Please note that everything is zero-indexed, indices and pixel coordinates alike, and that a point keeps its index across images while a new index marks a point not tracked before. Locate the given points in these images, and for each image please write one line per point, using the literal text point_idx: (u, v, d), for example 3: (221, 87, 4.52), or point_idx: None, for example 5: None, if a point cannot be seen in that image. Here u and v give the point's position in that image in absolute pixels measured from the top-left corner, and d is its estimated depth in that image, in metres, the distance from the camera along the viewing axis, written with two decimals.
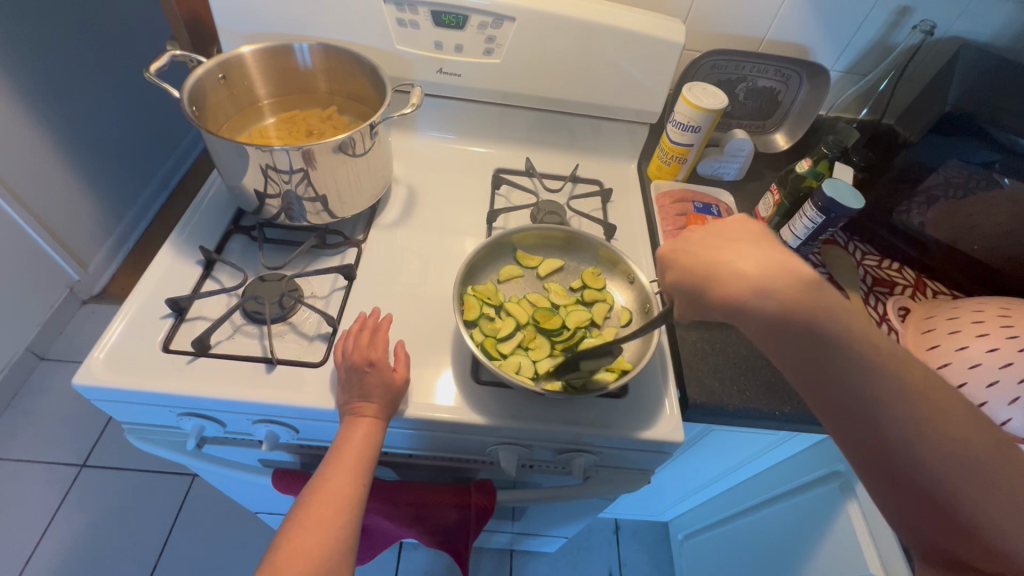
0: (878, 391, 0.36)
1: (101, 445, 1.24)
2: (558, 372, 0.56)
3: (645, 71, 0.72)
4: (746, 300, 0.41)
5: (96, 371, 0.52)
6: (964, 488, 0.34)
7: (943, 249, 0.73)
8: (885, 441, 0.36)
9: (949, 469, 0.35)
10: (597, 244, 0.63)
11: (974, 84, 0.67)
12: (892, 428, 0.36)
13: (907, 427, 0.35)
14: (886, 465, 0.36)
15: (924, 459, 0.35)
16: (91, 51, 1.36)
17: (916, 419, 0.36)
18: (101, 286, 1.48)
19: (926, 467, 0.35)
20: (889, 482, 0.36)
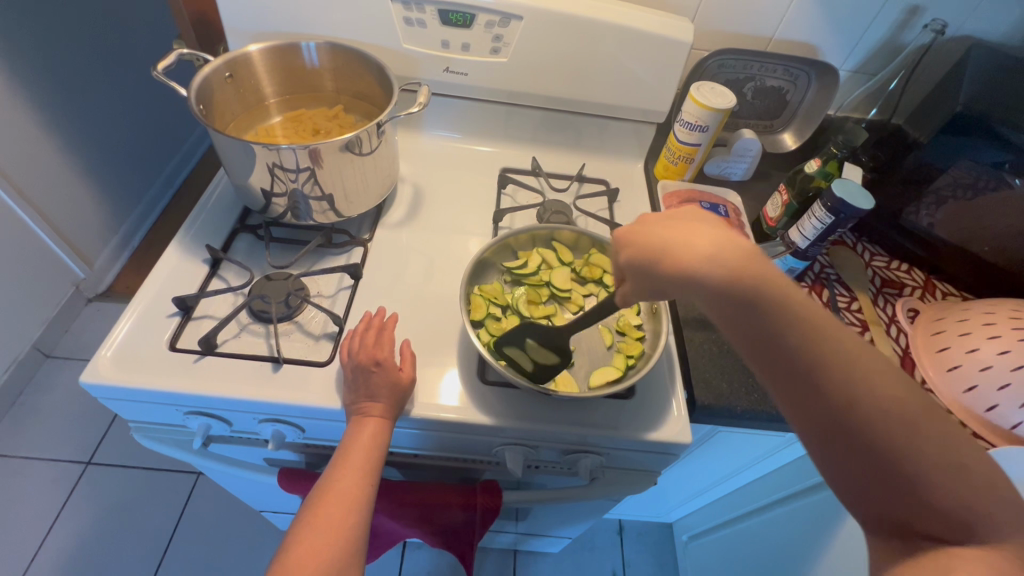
0: (818, 356, 0.34)
1: (106, 443, 1.24)
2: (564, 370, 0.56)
3: (653, 71, 0.72)
4: (693, 270, 0.38)
5: (103, 369, 0.52)
6: (909, 450, 0.32)
7: (952, 250, 0.73)
8: (832, 403, 0.33)
9: (889, 431, 0.32)
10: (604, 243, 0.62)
11: (986, 84, 0.67)
12: (827, 391, 0.34)
13: (847, 388, 0.33)
14: (829, 431, 0.34)
15: (868, 420, 0.32)
16: (97, 50, 1.36)
17: (850, 386, 0.33)
18: (107, 284, 1.48)
19: (870, 426, 0.32)
20: (835, 450, 0.34)
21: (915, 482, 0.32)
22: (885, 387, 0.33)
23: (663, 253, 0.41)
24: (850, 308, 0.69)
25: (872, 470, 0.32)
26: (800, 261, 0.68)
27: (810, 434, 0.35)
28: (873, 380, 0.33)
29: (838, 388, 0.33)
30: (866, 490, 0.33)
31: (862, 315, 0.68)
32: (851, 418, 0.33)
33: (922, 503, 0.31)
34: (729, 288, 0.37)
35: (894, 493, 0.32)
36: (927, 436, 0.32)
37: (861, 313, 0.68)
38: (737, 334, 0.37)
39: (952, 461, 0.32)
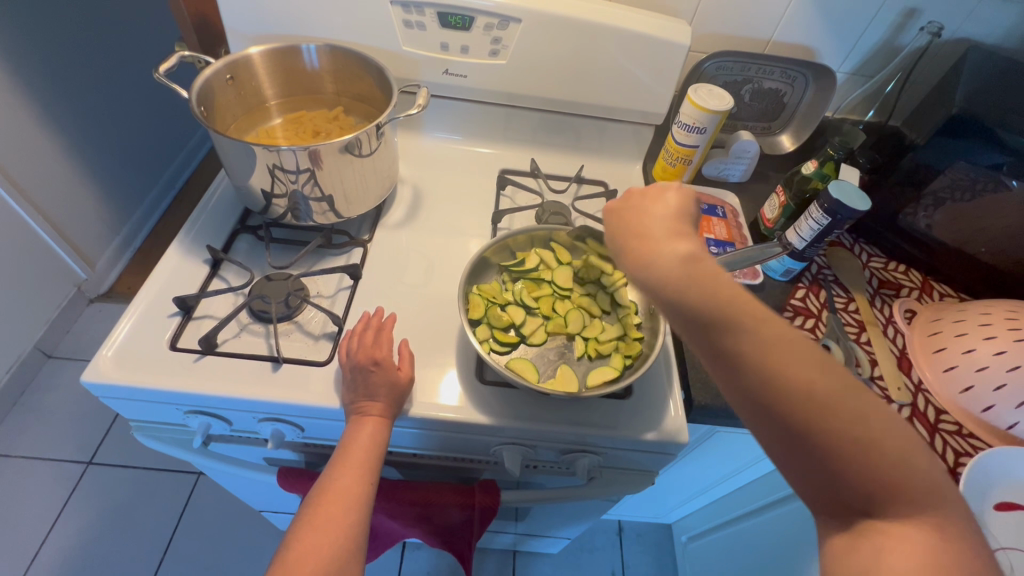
0: (736, 336, 0.32)
1: (107, 443, 1.24)
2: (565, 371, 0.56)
3: (651, 72, 0.72)
4: (642, 271, 0.38)
5: (104, 369, 0.52)
6: (830, 430, 0.30)
7: (949, 251, 0.73)
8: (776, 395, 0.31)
9: (810, 410, 0.30)
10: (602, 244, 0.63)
11: (983, 86, 0.67)
12: (751, 368, 0.32)
13: (765, 366, 0.31)
14: (753, 408, 0.32)
15: (790, 397, 0.31)
16: (99, 52, 1.37)
17: (769, 364, 0.31)
18: (108, 285, 1.49)
19: (791, 405, 0.31)
20: (763, 426, 0.32)
21: (836, 462, 0.30)
22: (808, 366, 0.31)
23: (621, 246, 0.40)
24: (847, 309, 0.69)
25: (791, 447, 0.31)
26: (798, 262, 0.69)
27: (764, 437, 0.32)
28: (791, 359, 0.31)
29: (757, 366, 0.32)
30: (792, 465, 0.32)
31: (859, 315, 0.68)
32: (775, 396, 0.31)
33: (844, 482, 0.30)
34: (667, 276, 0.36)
35: (820, 471, 0.30)
36: (848, 417, 0.30)
37: (857, 314, 0.69)
38: (675, 323, 0.35)
39: (873, 446, 0.30)
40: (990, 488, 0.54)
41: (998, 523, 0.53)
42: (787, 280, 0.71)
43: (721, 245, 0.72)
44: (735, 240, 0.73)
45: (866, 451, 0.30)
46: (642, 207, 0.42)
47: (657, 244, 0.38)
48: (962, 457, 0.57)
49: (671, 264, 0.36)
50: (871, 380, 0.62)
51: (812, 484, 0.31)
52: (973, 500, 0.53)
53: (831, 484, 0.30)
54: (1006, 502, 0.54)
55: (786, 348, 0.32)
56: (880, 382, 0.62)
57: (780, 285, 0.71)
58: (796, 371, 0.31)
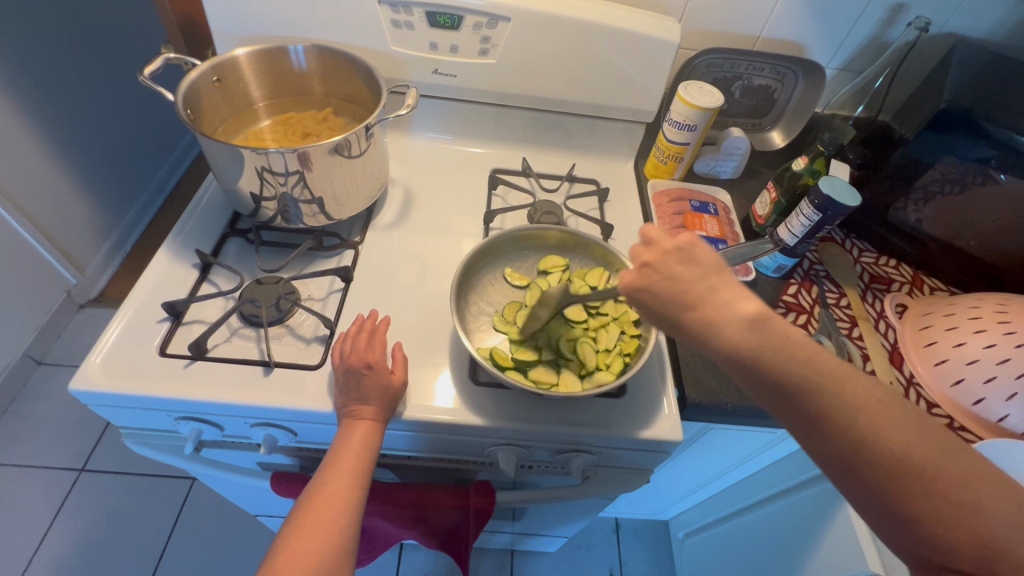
0: (830, 406, 0.34)
1: (100, 450, 1.23)
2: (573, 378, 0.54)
3: (641, 70, 0.72)
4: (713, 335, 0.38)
5: (93, 376, 0.51)
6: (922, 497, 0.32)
7: (939, 246, 0.74)
8: (876, 466, 0.33)
9: (901, 478, 0.32)
10: (594, 244, 0.62)
11: (970, 81, 0.67)
12: (842, 434, 0.34)
13: (856, 434, 0.33)
14: (842, 476, 0.34)
15: (883, 466, 0.33)
16: (86, 55, 1.35)
17: (861, 432, 0.33)
18: (98, 289, 1.47)
19: (883, 472, 0.33)
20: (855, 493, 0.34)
21: (925, 526, 0.32)
22: (895, 433, 0.33)
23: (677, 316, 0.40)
24: (839, 304, 0.69)
25: (883, 511, 0.33)
26: (790, 258, 0.69)
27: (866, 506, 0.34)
28: (885, 425, 0.33)
29: (851, 434, 0.34)
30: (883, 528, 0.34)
31: (851, 310, 0.69)
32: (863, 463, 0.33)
33: (939, 544, 0.32)
34: (743, 352, 0.37)
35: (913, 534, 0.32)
36: (940, 479, 0.32)
37: (850, 309, 0.69)
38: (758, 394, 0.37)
39: (959, 506, 0.31)
40: None
41: None
42: (779, 276, 0.71)
43: (713, 242, 0.72)
44: (727, 238, 0.73)
45: (956, 511, 0.31)
46: (678, 275, 0.41)
47: (716, 307, 0.39)
48: None
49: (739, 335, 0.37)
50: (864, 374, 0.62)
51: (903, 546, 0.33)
52: None
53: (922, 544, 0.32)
54: None
55: (879, 415, 0.34)
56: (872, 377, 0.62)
57: (772, 281, 0.71)
58: (887, 438, 0.33)
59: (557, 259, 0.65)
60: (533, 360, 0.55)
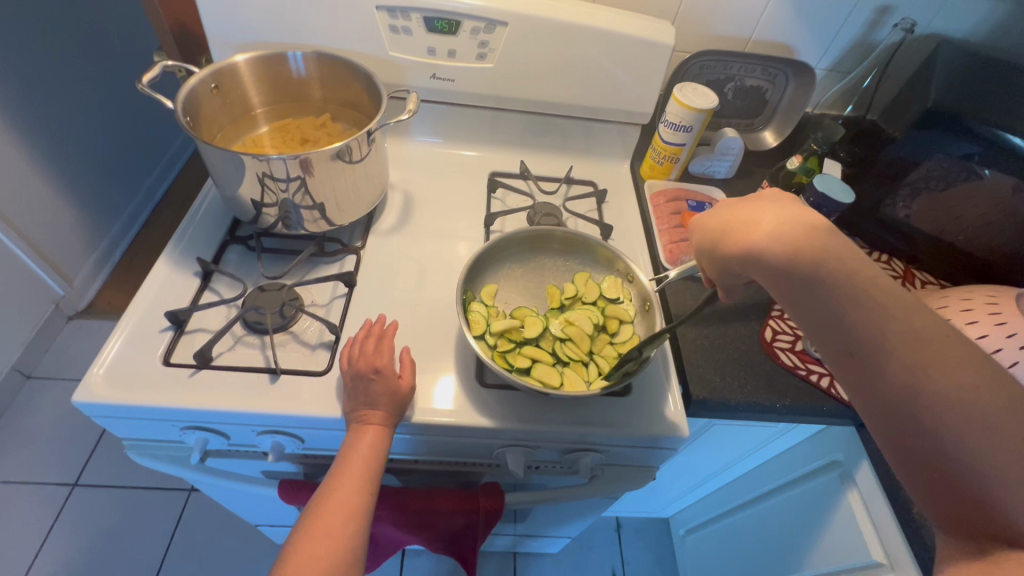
0: (870, 332, 0.36)
1: (92, 464, 1.21)
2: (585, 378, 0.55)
3: (636, 73, 0.73)
4: (760, 250, 0.41)
5: (96, 388, 0.51)
6: (965, 451, 0.32)
7: (928, 240, 0.75)
8: (925, 419, 0.34)
9: (950, 429, 0.33)
10: (594, 245, 0.64)
11: (955, 80, 0.69)
12: (889, 377, 0.35)
13: (905, 375, 0.34)
14: (885, 417, 0.36)
15: (929, 414, 0.33)
16: (73, 63, 1.34)
17: (919, 374, 0.34)
18: (87, 301, 1.45)
19: (934, 416, 0.33)
20: (888, 433, 0.36)
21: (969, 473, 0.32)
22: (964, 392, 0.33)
23: (727, 239, 0.44)
24: None
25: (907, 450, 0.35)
26: None
27: (901, 453, 0.35)
28: (938, 373, 0.34)
29: (899, 378, 0.35)
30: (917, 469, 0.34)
31: None
32: (912, 411, 0.34)
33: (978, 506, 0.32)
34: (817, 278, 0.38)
35: (947, 485, 0.33)
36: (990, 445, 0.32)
37: None
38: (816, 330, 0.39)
39: (1020, 470, 0.31)
40: None
41: None
42: None
43: None
44: None
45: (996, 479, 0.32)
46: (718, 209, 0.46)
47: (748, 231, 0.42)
48: None
49: (798, 236, 0.39)
50: None
51: (933, 496, 0.34)
52: None
53: (955, 498, 0.33)
54: None
55: (944, 366, 0.34)
56: None
57: None
58: (946, 386, 0.33)
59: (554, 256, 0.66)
60: (542, 362, 0.56)
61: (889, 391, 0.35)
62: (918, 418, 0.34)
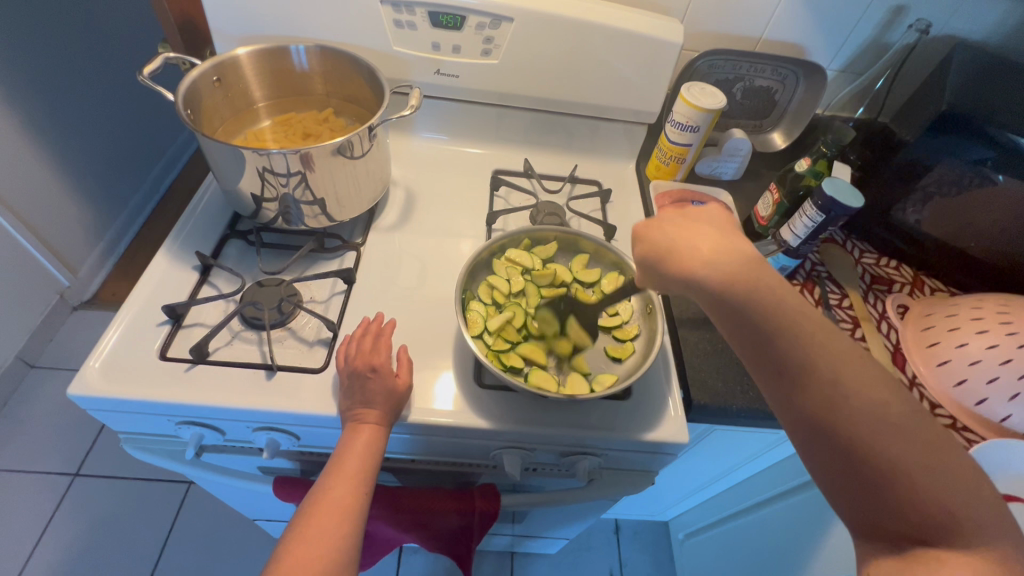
0: (793, 350, 0.37)
1: (94, 454, 1.22)
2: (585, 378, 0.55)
3: (643, 71, 0.72)
4: (700, 272, 0.42)
5: (92, 381, 0.51)
6: (881, 460, 0.34)
7: (939, 246, 0.74)
8: (847, 428, 0.35)
9: (872, 435, 0.34)
10: (585, 240, 0.63)
11: (970, 84, 0.68)
12: (811, 391, 0.36)
13: (826, 385, 0.36)
14: (809, 429, 0.36)
15: (847, 424, 0.35)
16: (79, 54, 1.34)
17: (838, 385, 0.36)
18: (92, 292, 1.45)
19: (857, 425, 0.35)
20: (808, 445, 0.37)
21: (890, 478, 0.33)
22: (877, 400, 0.35)
23: (669, 258, 0.45)
24: (842, 305, 0.69)
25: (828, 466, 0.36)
26: (793, 259, 0.69)
27: (824, 463, 0.36)
28: (852, 384, 0.36)
29: (820, 391, 0.36)
30: (839, 479, 0.35)
31: (853, 312, 0.69)
32: (833, 424, 0.35)
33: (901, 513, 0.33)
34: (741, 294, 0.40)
35: (869, 492, 0.34)
36: (907, 447, 0.34)
37: (852, 310, 0.69)
38: (745, 345, 0.40)
39: (933, 471, 0.33)
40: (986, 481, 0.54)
41: None
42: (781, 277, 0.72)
43: None
44: None
45: (919, 478, 0.33)
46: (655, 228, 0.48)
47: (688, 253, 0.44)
48: None
49: (731, 263, 0.41)
50: None
51: (853, 504, 0.35)
52: None
53: (875, 505, 0.34)
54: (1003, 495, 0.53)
55: (854, 375, 0.36)
56: None
57: None
58: (862, 395, 0.35)
59: (547, 249, 0.65)
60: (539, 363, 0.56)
61: (812, 402, 0.36)
62: (838, 427, 0.35)
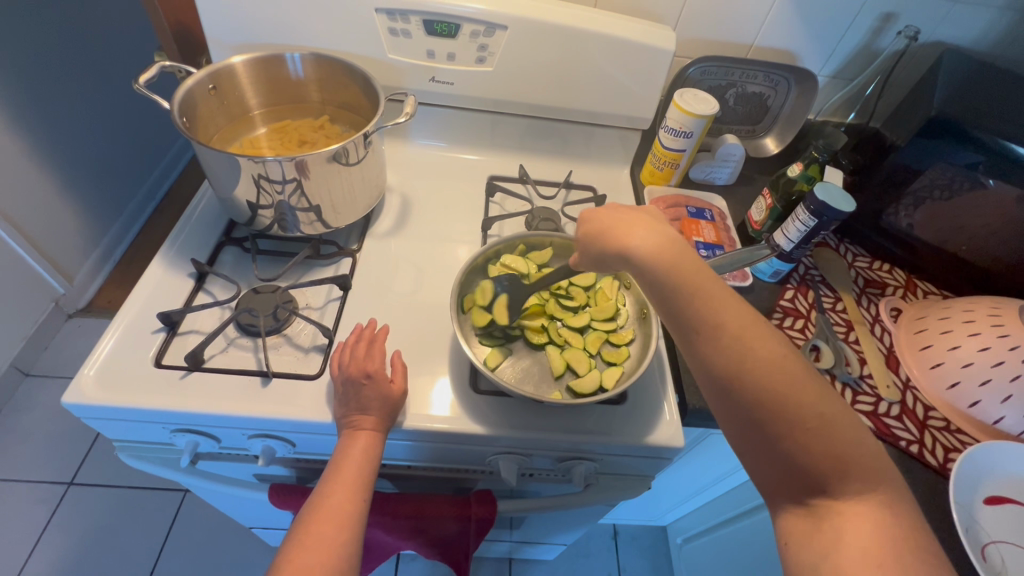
0: (702, 317, 0.39)
1: (88, 462, 1.21)
2: (596, 375, 0.56)
3: (636, 78, 0.73)
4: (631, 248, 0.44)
5: (86, 389, 0.50)
6: (781, 417, 0.36)
7: (930, 249, 0.75)
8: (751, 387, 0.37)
9: (775, 393, 0.36)
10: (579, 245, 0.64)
11: (959, 89, 0.68)
12: (720, 351, 0.38)
13: (731, 346, 0.38)
14: (720, 390, 0.38)
15: (749, 383, 0.37)
16: (75, 62, 1.34)
17: (744, 347, 0.38)
18: (87, 299, 1.45)
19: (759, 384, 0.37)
20: (721, 406, 0.38)
21: (791, 432, 0.36)
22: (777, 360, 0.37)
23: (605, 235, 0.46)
24: (835, 308, 0.70)
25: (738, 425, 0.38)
26: (786, 263, 0.69)
27: (736, 423, 0.38)
28: (754, 344, 0.38)
29: (728, 353, 0.38)
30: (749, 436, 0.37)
31: (847, 315, 0.69)
32: (736, 383, 0.37)
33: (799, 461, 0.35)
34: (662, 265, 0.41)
35: (776, 447, 0.36)
36: (803, 401, 0.36)
37: (845, 313, 0.69)
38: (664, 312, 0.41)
39: (827, 422, 0.36)
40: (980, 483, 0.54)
41: (989, 519, 0.52)
42: (775, 281, 0.72)
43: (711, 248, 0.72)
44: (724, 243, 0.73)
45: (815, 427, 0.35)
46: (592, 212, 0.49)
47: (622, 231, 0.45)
48: (951, 452, 0.58)
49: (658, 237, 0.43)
50: (861, 378, 0.62)
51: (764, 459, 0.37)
52: (960, 491, 0.53)
53: (781, 458, 0.36)
54: (995, 497, 0.53)
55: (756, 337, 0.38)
56: (869, 381, 0.62)
57: (769, 287, 0.72)
58: (766, 355, 0.37)
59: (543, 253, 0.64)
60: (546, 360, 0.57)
61: (721, 364, 0.38)
62: (745, 388, 0.37)
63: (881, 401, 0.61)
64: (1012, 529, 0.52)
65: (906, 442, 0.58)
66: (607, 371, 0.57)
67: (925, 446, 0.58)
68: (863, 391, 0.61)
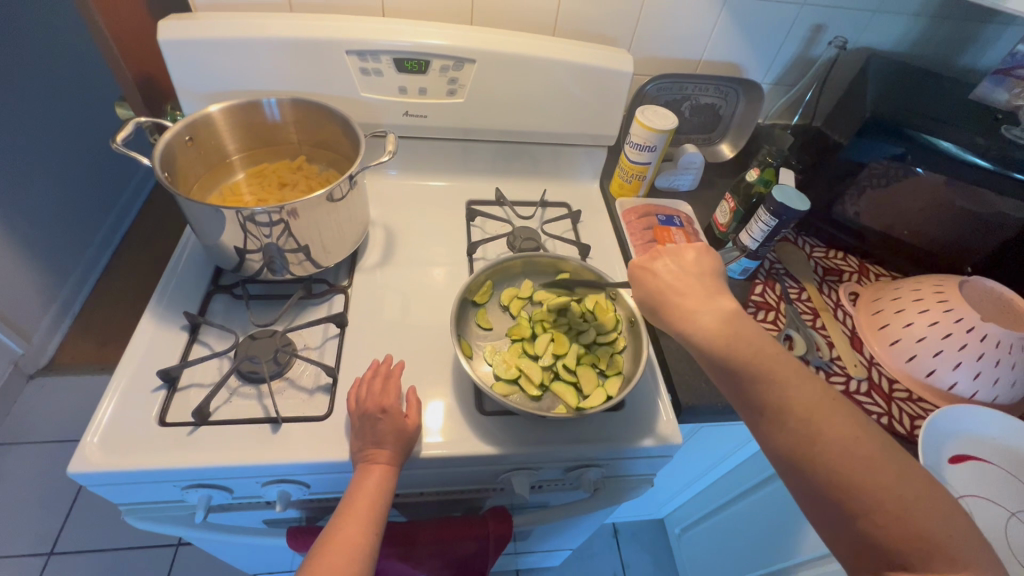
0: (772, 397, 0.40)
1: (69, 528, 1.15)
2: (601, 389, 0.58)
3: (599, 99, 0.77)
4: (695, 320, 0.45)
5: (92, 456, 0.50)
6: (851, 493, 0.37)
7: (875, 235, 0.83)
8: (818, 468, 0.38)
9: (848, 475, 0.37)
10: (551, 259, 0.67)
11: (884, 89, 0.76)
12: (789, 431, 0.39)
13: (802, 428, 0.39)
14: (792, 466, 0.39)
15: (822, 463, 0.38)
16: (16, 112, 1.29)
17: (807, 429, 0.39)
18: (48, 357, 1.38)
19: (830, 465, 0.38)
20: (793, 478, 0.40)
21: (866, 512, 0.37)
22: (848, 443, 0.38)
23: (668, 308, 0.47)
24: (801, 298, 0.76)
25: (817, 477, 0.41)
26: (753, 260, 0.75)
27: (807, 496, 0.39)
28: (825, 424, 0.39)
29: (798, 431, 0.39)
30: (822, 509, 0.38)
31: (812, 303, 0.75)
32: (807, 462, 0.38)
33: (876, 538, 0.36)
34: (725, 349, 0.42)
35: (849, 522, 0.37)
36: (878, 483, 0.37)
37: (810, 301, 0.75)
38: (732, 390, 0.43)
39: (902, 492, 0.37)
40: (944, 445, 0.60)
41: (954, 476, 0.58)
42: (745, 278, 0.77)
43: None
44: (695, 247, 0.78)
45: (891, 503, 0.36)
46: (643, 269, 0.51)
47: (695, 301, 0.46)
48: (917, 420, 0.64)
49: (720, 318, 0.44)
50: (831, 360, 0.68)
51: (839, 532, 0.38)
52: (927, 454, 0.58)
53: (855, 531, 0.37)
54: (956, 455, 0.59)
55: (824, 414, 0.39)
56: (839, 362, 0.68)
57: (740, 283, 0.77)
58: (832, 435, 0.38)
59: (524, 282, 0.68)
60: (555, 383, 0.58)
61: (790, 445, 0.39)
62: (816, 464, 0.38)
63: (851, 380, 0.66)
64: (974, 482, 0.58)
65: (877, 415, 0.63)
66: (610, 382, 0.58)
67: (893, 418, 0.64)
68: (835, 371, 0.67)
